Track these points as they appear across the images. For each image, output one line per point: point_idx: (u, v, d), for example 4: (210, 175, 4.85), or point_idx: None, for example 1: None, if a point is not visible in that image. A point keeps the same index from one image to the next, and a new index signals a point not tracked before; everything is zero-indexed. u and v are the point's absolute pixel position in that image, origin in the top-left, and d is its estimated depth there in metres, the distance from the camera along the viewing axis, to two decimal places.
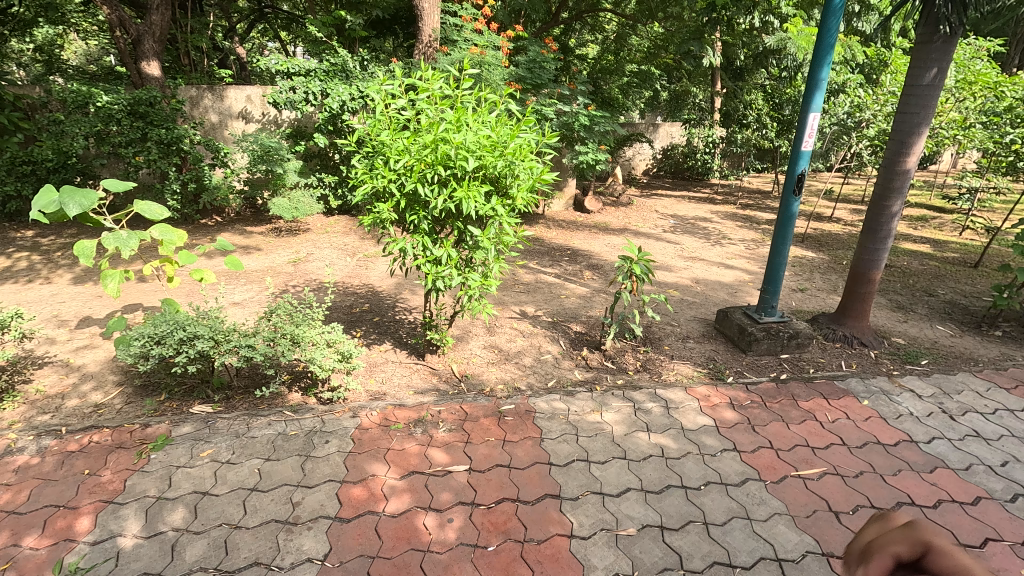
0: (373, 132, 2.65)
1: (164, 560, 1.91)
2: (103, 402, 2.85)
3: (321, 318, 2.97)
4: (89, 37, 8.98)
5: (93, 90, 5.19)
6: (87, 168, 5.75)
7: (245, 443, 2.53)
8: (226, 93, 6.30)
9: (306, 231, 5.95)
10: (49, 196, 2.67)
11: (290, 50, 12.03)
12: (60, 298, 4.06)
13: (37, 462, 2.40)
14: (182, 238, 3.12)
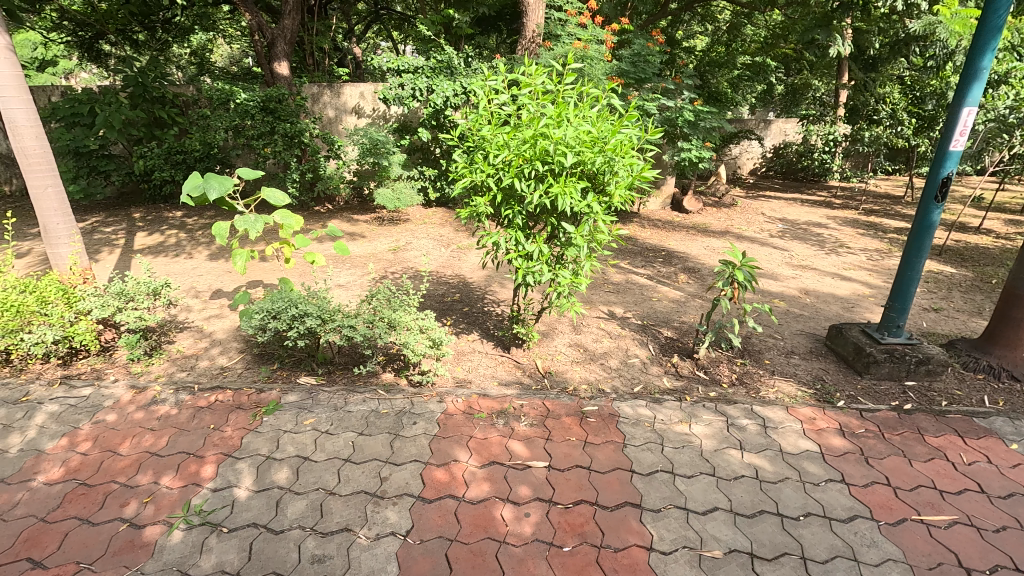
0: (475, 127, 2.71)
1: (270, 513, 2.12)
2: (228, 365, 3.22)
3: (416, 305, 3.12)
4: (232, 42, 10.11)
5: (234, 88, 5.84)
6: (225, 158, 6.50)
7: (342, 416, 2.73)
8: (342, 90, 6.79)
9: (406, 222, 6.26)
10: (196, 181, 3.04)
11: (401, 49, 12.68)
12: (198, 272, 4.64)
13: (174, 413, 2.77)
14: (299, 224, 3.40)
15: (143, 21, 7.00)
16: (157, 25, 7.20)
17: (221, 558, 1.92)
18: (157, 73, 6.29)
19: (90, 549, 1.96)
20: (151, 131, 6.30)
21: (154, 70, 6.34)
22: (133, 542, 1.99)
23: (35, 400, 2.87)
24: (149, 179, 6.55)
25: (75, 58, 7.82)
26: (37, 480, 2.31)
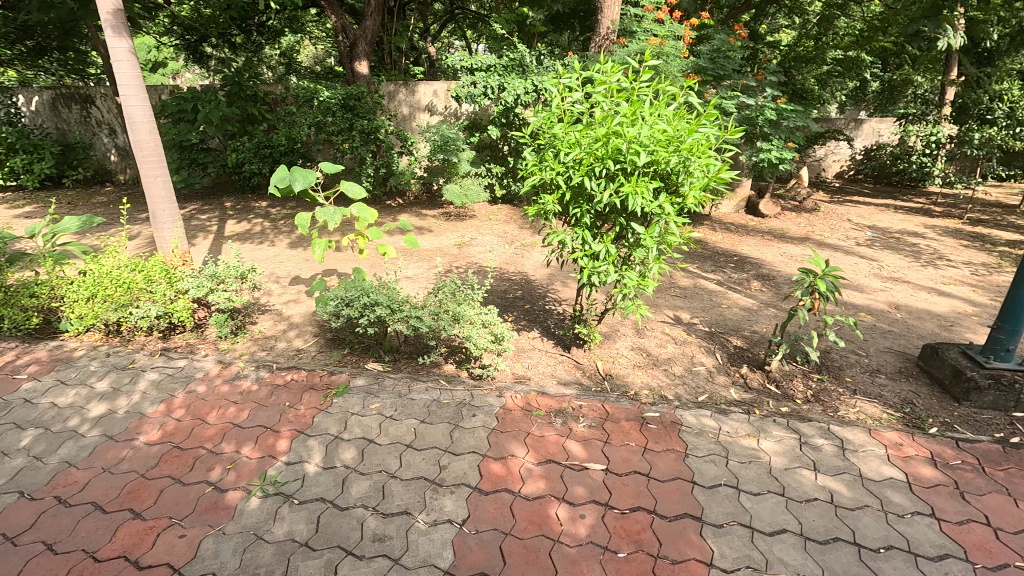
0: (546, 125, 2.71)
1: (337, 490, 2.24)
2: (303, 347, 3.43)
3: (480, 299, 3.17)
4: (317, 43, 10.69)
5: (318, 87, 6.18)
6: (307, 152, 6.90)
7: (405, 403, 2.83)
8: (417, 88, 7.01)
9: (472, 218, 6.38)
10: (283, 174, 3.25)
11: (474, 47, 12.88)
12: (280, 259, 4.95)
13: (254, 389, 2.98)
14: (374, 217, 3.55)
15: (240, 25, 7.56)
16: (253, 28, 7.75)
17: (291, 527, 2.05)
18: (251, 73, 6.77)
19: (180, 507, 2.16)
20: (244, 127, 6.80)
21: (248, 70, 6.83)
22: (217, 504, 2.17)
23: (139, 369, 3.19)
24: (240, 171, 7.07)
25: (182, 60, 8.57)
26: (138, 440, 2.57)
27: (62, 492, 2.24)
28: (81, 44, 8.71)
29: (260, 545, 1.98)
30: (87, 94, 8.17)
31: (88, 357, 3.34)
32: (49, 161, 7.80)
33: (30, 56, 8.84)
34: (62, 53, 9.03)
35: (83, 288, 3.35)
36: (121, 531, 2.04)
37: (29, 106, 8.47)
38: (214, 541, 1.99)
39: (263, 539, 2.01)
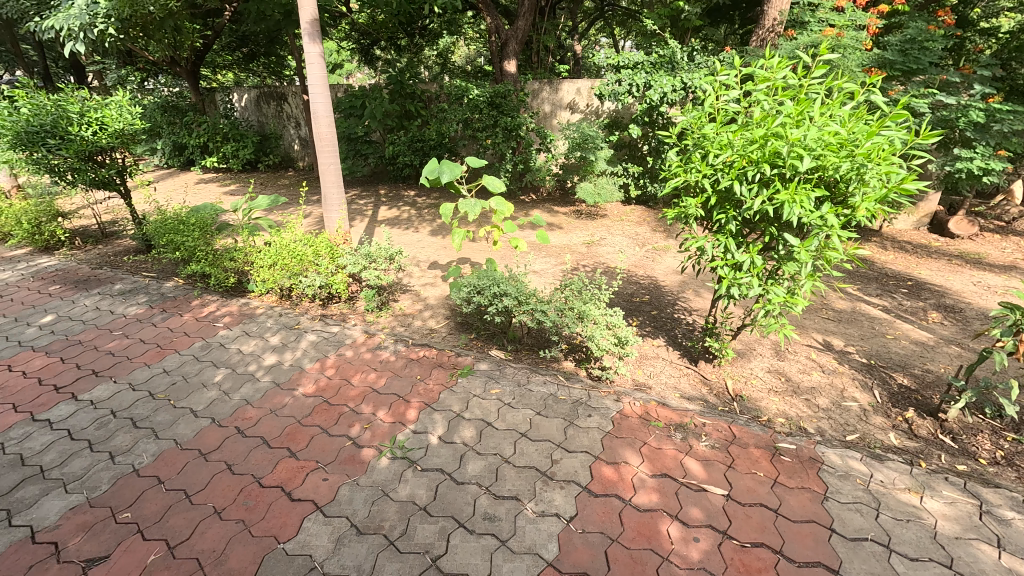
0: (696, 124, 2.58)
1: (455, 464, 2.39)
2: (435, 328, 3.70)
3: (607, 300, 3.13)
4: (470, 44, 11.31)
5: (469, 85, 6.55)
6: (453, 147, 7.37)
7: (524, 393, 2.91)
8: (561, 86, 7.09)
9: (604, 217, 6.29)
10: (434, 167, 3.52)
11: (621, 45, 12.62)
12: (421, 244, 5.38)
13: (391, 359, 3.29)
14: (510, 211, 3.68)
15: (407, 29, 8.28)
16: (416, 32, 8.44)
17: (413, 491, 2.24)
18: (412, 73, 7.39)
19: (325, 454, 2.47)
20: (401, 122, 7.47)
21: (410, 71, 7.47)
22: (354, 458, 2.44)
23: (303, 330, 3.71)
24: (395, 162, 7.80)
25: (357, 62, 9.66)
26: (298, 390, 2.99)
27: (241, 424, 2.70)
28: (282, 50, 10.24)
29: (386, 501, 2.18)
30: (282, 93, 9.60)
31: (266, 315, 3.96)
32: (250, 149, 9.36)
33: (244, 61, 10.63)
34: (267, 58, 10.71)
35: (268, 257, 3.97)
36: (280, 465, 2.40)
37: (240, 103, 10.25)
38: (349, 489, 2.25)
39: (389, 496, 2.22)
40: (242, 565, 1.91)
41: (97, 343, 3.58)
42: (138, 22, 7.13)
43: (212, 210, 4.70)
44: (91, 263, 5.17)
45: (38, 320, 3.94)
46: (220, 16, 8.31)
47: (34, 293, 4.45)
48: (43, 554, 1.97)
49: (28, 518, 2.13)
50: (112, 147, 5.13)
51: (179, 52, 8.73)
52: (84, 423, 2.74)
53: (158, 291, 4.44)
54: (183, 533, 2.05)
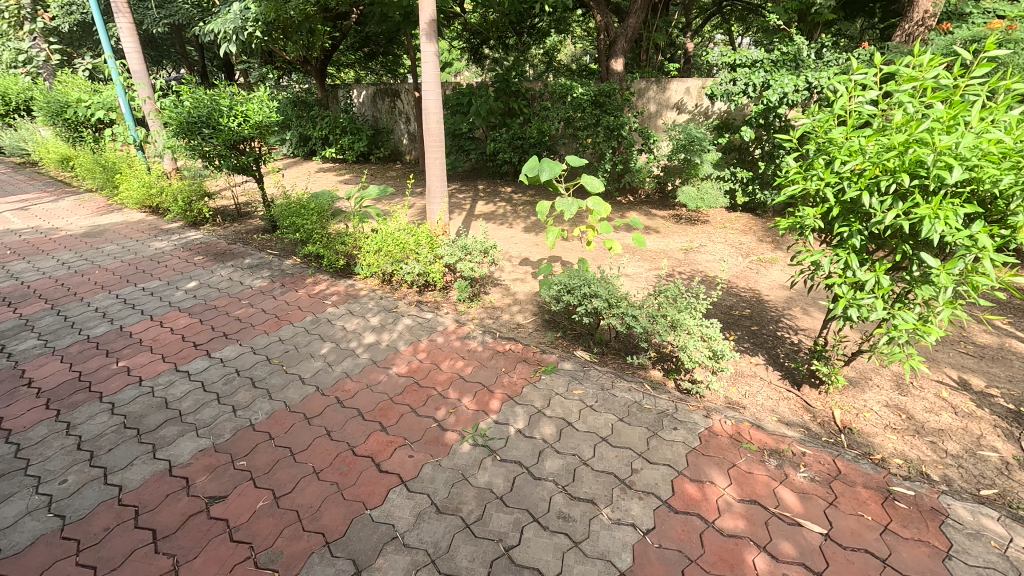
0: (822, 128, 2.36)
1: (533, 459, 2.41)
2: (523, 323, 3.75)
3: (703, 310, 2.98)
4: (577, 42, 11.22)
5: (574, 83, 6.51)
6: (552, 145, 7.40)
7: (607, 397, 2.86)
8: (669, 85, 6.82)
9: (704, 223, 5.98)
10: (534, 165, 3.57)
11: (738, 41, 11.84)
12: (515, 240, 5.47)
13: (479, 349, 3.40)
14: (607, 212, 3.62)
15: (516, 28, 8.41)
16: (525, 30, 8.55)
17: (490, 479, 2.30)
18: (518, 71, 7.50)
19: (412, 433, 2.61)
20: (504, 119, 7.62)
21: (516, 69, 7.58)
22: (438, 439, 2.56)
23: (400, 313, 3.94)
24: (494, 159, 8.00)
25: (466, 60, 9.99)
26: (391, 369, 3.19)
27: (340, 394, 2.93)
28: (399, 49, 10.87)
29: (465, 485, 2.26)
30: (396, 89, 10.16)
31: (368, 297, 4.26)
32: (363, 142, 10.13)
33: (365, 60, 11.43)
34: (385, 57, 11.44)
35: (374, 243, 4.26)
36: (372, 437, 2.58)
37: (359, 99, 10.88)
38: (431, 468, 2.36)
39: (468, 480, 2.29)
40: (334, 523, 2.07)
41: (228, 309, 4.06)
42: (280, 25, 7.93)
43: (329, 197, 5.13)
44: (228, 238, 5.88)
45: (185, 285, 4.55)
46: (347, 19, 8.99)
47: (183, 261, 5.15)
48: (177, 486, 2.28)
49: (167, 454, 2.48)
50: (252, 136, 5.76)
51: (310, 52, 9.58)
52: (214, 378, 3.13)
53: (279, 267, 4.94)
54: (287, 486, 2.28)
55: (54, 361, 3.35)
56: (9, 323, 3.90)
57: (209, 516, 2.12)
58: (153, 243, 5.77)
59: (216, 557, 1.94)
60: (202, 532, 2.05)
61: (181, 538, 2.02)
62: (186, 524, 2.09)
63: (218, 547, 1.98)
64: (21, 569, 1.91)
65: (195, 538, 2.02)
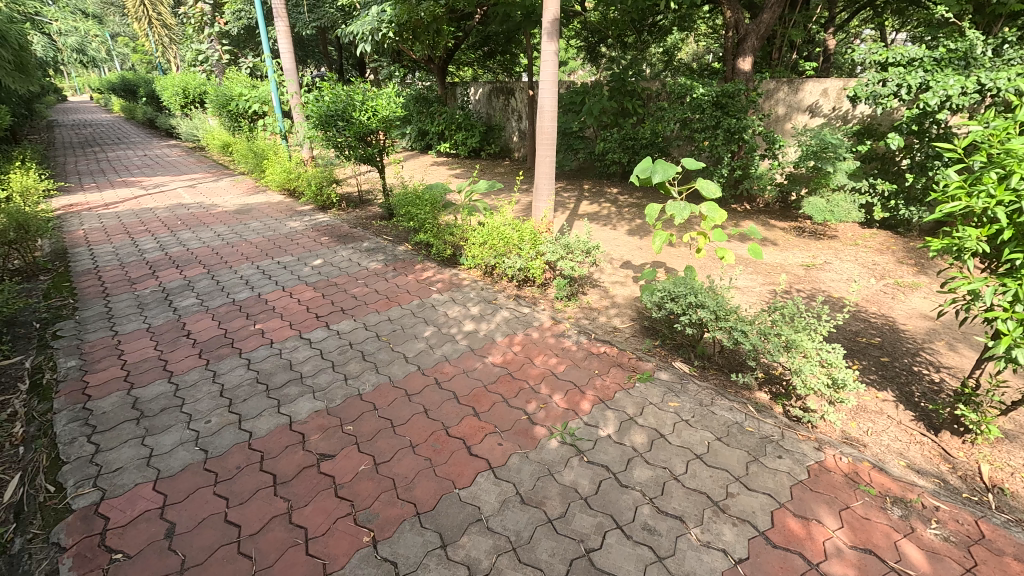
0: (997, 138, 2.04)
1: (620, 465, 2.37)
2: (619, 327, 3.68)
3: (825, 333, 2.71)
4: (701, 41, 10.65)
5: (694, 83, 6.17)
6: (665, 147, 7.13)
7: (705, 413, 2.73)
8: (803, 86, 6.25)
9: (832, 238, 5.43)
10: (647, 166, 3.50)
11: (892, 37, 10.47)
12: (618, 242, 5.37)
13: (573, 349, 3.39)
14: (722, 219, 3.42)
15: (636, 26, 8.19)
16: (645, 29, 8.28)
17: (576, 478, 2.30)
18: (636, 70, 7.30)
19: (503, 422, 2.68)
20: (617, 119, 7.48)
21: (634, 68, 7.39)
22: (527, 431, 2.60)
23: (498, 305, 4.05)
24: (603, 159, 7.89)
25: (581, 59, 9.93)
26: (487, 358, 3.29)
27: (439, 376, 3.09)
28: (516, 48, 11.08)
29: (551, 481, 2.28)
30: (511, 87, 10.38)
31: (470, 287, 4.43)
32: (476, 138, 10.57)
33: (484, 58, 11.81)
34: (503, 56, 11.73)
35: (480, 235, 4.41)
36: (465, 420, 2.69)
37: (475, 96, 11.23)
38: (519, 459, 2.41)
39: (553, 476, 2.31)
40: (425, 496, 2.20)
41: (346, 287, 4.45)
42: (410, 26, 8.43)
43: (442, 189, 5.39)
44: (350, 222, 6.42)
45: (312, 262, 5.06)
46: (471, 19, 9.33)
47: (312, 241, 5.72)
48: (295, 440, 2.56)
49: (289, 410, 2.79)
50: (378, 129, 6.22)
51: (435, 52, 10.09)
52: (331, 347, 3.45)
53: (392, 253, 5.31)
54: (386, 454, 2.45)
55: (206, 319, 3.89)
56: (176, 283, 4.61)
57: (319, 471, 2.35)
58: (289, 223, 6.47)
59: (323, 508, 2.15)
60: (313, 484, 2.28)
61: (296, 486, 2.27)
62: (300, 474, 2.34)
63: (325, 499, 2.19)
64: (173, 489, 2.25)
65: (307, 488, 2.26)
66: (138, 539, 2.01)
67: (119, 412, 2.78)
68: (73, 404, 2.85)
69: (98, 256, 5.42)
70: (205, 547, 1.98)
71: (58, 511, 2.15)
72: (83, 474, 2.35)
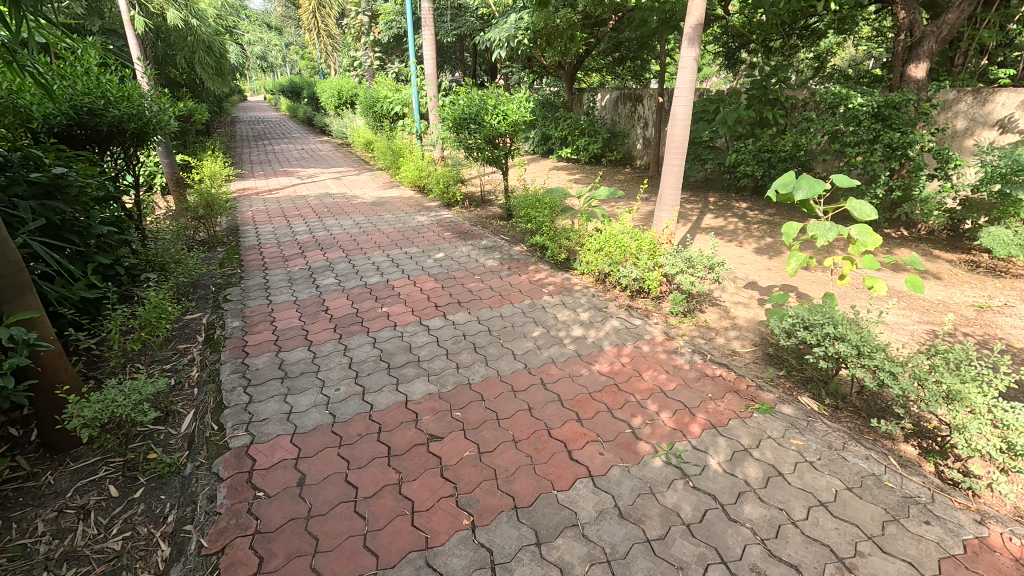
0: None
1: (729, 497, 2.22)
2: (738, 351, 3.44)
3: (1001, 388, 2.30)
4: (860, 45, 9.46)
5: (851, 92, 5.48)
6: (808, 161, 6.50)
7: (835, 458, 2.45)
8: (993, 97, 5.33)
9: (1017, 277, 4.56)
10: (788, 180, 3.25)
11: None
12: (745, 261, 5.01)
13: (685, 368, 3.24)
14: (875, 244, 3.03)
15: (785, 29, 7.41)
16: (796, 32, 7.52)
17: (678, 502, 2.20)
18: (781, 77, 6.72)
19: (606, 431, 2.65)
20: (754, 129, 6.96)
21: (779, 75, 6.82)
22: (630, 445, 2.54)
23: (609, 314, 4.00)
24: (734, 171, 7.41)
25: (719, 66, 9.41)
26: (594, 366, 3.27)
27: (545, 377, 3.14)
28: (649, 54, 10.77)
29: (652, 500, 2.20)
30: (640, 94, 10.13)
31: (582, 293, 4.42)
32: (597, 144, 10.50)
33: (613, 64, 11.64)
34: (633, 62, 11.47)
35: (597, 242, 4.39)
36: (567, 424, 2.70)
37: (601, 102, 11.11)
38: (620, 472, 2.36)
39: (655, 496, 2.23)
40: (523, 491, 2.25)
41: (464, 281, 4.69)
42: (544, 33, 8.59)
43: (562, 194, 5.43)
44: (471, 221, 6.73)
45: (434, 255, 5.40)
46: (604, 25, 9.25)
47: (435, 236, 6.09)
48: (409, 418, 2.76)
49: (405, 389, 3.02)
50: (506, 133, 6.42)
51: (565, 58, 10.19)
52: (446, 336, 3.66)
53: (508, 252, 5.47)
54: (489, 444, 2.55)
55: (342, 297, 4.34)
56: (320, 263, 5.19)
57: (428, 450, 2.51)
58: (417, 217, 6.96)
59: (429, 485, 2.29)
60: (422, 461, 2.44)
61: (407, 460, 2.45)
62: (411, 450, 2.51)
63: (431, 477, 2.34)
64: (306, 445, 2.55)
65: (416, 464, 2.42)
66: (276, 483, 2.30)
67: (269, 370, 3.21)
68: (236, 358, 3.35)
69: (261, 234, 6.28)
70: (327, 500, 2.21)
71: (219, 446, 2.54)
72: (238, 418, 2.75)
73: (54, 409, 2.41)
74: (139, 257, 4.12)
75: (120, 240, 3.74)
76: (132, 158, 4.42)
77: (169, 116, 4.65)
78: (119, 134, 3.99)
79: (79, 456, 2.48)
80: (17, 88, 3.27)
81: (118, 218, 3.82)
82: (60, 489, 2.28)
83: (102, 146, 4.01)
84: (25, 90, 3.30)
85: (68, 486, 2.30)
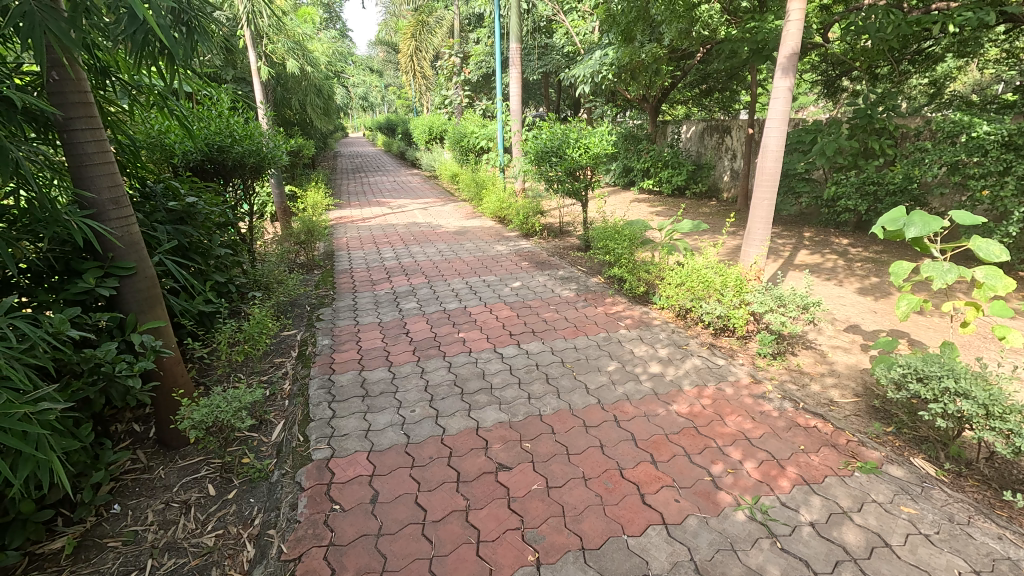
0: None
1: (824, 565, 1.99)
2: (837, 401, 3.12)
3: None
4: (985, 70, 8.54)
5: (976, 119, 5.06)
6: (923, 195, 5.85)
7: (957, 534, 2.13)
8: None
9: None
10: (896, 216, 2.98)
11: None
12: (847, 302, 4.60)
13: (775, 416, 2.98)
14: (1008, 288, 2.64)
15: (894, 55, 6.86)
16: (906, 57, 6.93)
17: (764, 563, 2.00)
18: (888, 105, 6.20)
19: (683, 477, 2.49)
20: (857, 160, 6.46)
21: (887, 102, 6.29)
22: (709, 495, 2.37)
23: (690, 352, 3.81)
24: (834, 205, 6.90)
25: (817, 95, 8.91)
26: (671, 406, 3.11)
27: (618, 414, 3.03)
28: (738, 85, 10.44)
29: (733, 558, 2.03)
30: (728, 125, 9.85)
31: (661, 328, 4.28)
32: (681, 176, 10.28)
33: (700, 96, 11.39)
34: (722, 93, 11.18)
35: (679, 276, 4.24)
36: (641, 465, 2.58)
37: (686, 134, 10.91)
38: (697, 523, 2.21)
39: (736, 554, 2.05)
40: (592, 533, 2.16)
41: (539, 310, 4.72)
42: (629, 68, 8.59)
43: (642, 226, 5.31)
44: (549, 251, 6.78)
45: (512, 283, 5.50)
46: (691, 58, 9.06)
47: (513, 264, 6.20)
48: (479, 444, 2.78)
49: (477, 416, 3.05)
50: (586, 165, 6.44)
51: (649, 91, 10.13)
52: (519, 365, 3.67)
53: (585, 284, 5.43)
54: (558, 479, 2.49)
55: (422, 321, 4.52)
56: (404, 288, 5.46)
57: (497, 479, 2.50)
58: (497, 246, 7.15)
59: (496, 516, 2.28)
60: (490, 489, 2.43)
61: (474, 488, 2.45)
62: (480, 477, 2.52)
63: (498, 508, 2.32)
64: (381, 463, 2.64)
65: (483, 492, 2.42)
66: (351, 498, 2.39)
67: (351, 388, 3.39)
68: (323, 374, 3.58)
69: (354, 259, 6.75)
70: (397, 520, 2.26)
71: (303, 457, 2.70)
72: (322, 432, 2.91)
73: (170, 409, 2.71)
74: (250, 276, 4.57)
75: (234, 261, 4.17)
76: (249, 189, 4.95)
77: (282, 151, 5.17)
78: (241, 167, 4.50)
79: (186, 454, 2.74)
80: (165, 129, 3.84)
81: (233, 241, 4.28)
82: (168, 483, 2.52)
83: (227, 178, 4.53)
84: (170, 130, 3.83)
85: (175, 481, 2.54)
